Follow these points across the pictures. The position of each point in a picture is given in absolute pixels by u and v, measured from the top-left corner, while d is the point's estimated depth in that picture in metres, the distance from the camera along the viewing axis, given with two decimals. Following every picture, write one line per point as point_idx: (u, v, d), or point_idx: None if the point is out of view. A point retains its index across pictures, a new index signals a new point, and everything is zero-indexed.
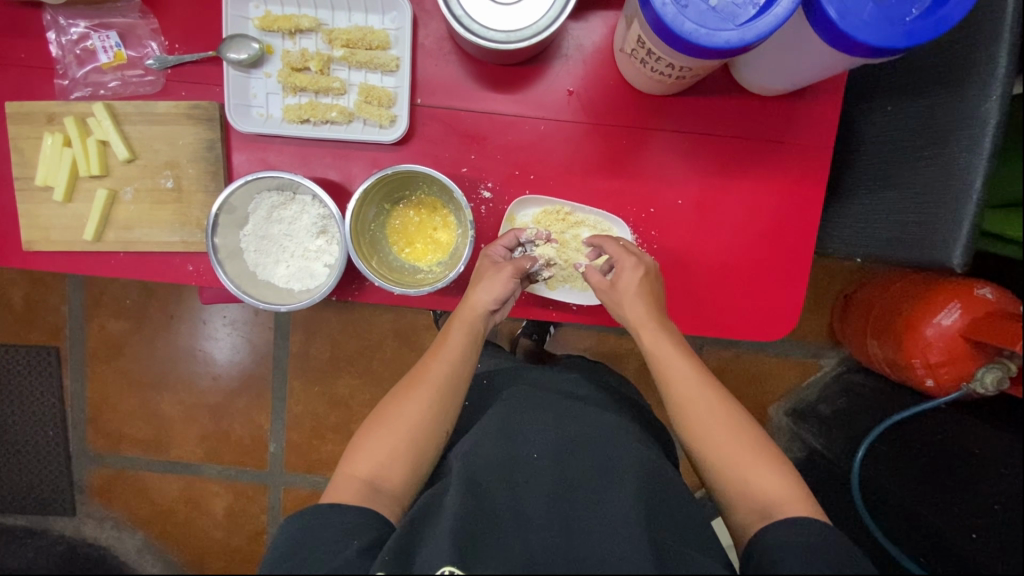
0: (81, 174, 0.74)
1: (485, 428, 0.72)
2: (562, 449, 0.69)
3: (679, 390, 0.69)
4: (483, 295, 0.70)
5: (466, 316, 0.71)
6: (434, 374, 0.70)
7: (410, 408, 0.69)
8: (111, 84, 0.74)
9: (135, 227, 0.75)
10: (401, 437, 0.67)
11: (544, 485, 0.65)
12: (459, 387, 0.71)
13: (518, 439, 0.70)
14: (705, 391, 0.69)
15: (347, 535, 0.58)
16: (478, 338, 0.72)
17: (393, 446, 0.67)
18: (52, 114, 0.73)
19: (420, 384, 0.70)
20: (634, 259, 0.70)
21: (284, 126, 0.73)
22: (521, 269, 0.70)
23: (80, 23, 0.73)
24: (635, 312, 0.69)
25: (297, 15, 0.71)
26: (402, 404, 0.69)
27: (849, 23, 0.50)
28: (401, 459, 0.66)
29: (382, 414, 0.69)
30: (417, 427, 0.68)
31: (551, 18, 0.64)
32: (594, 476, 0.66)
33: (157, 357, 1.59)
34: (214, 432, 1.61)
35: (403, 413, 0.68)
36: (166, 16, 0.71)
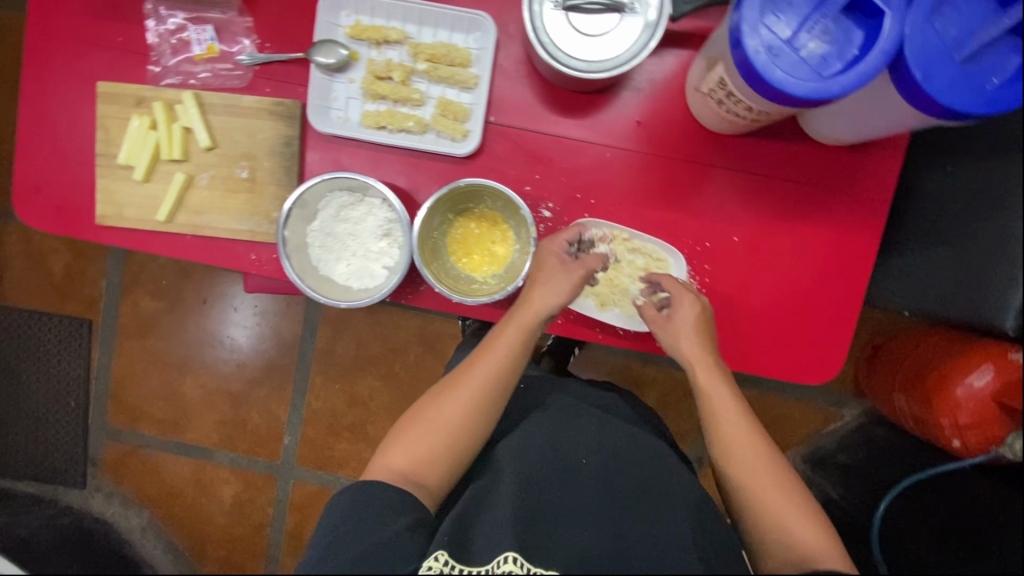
0: (161, 157, 0.77)
1: (533, 433, 0.77)
2: (610, 463, 0.73)
3: (728, 428, 0.70)
4: (540, 294, 0.70)
5: (522, 318, 0.71)
6: (479, 380, 0.72)
7: (451, 409, 0.71)
8: (201, 75, 0.77)
9: (206, 212, 0.78)
10: (445, 436, 0.70)
11: (591, 491, 0.71)
12: (501, 392, 0.73)
13: (568, 445, 0.76)
14: (752, 437, 0.70)
15: (395, 511, 0.63)
16: (531, 338, 0.72)
17: (430, 445, 0.70)
18: (141, 97, 0.77)
19: (468, 385, 0.72)
20: (692, 294, 0.72)
21: (361, 130, 0.75)
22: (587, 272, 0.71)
23: (179, 14, 0.77)
24: (691, 347, 0.70)
25: (386, 28, 0.74)
26: (446, 406, 0.71)
27: (934, 86, 0.52)
28: (438, 458, 0.69)
29: (424, 413, 0.72)
30: (461, 425, 0.71)
31: (633, 54, 0.66)
32: (642, 485, 0.71)
33: (185, 338, 1.62)
34: (231, 419, 1.62)
35: (446, 414, 0.71)
36: (262, 16, 0.75)
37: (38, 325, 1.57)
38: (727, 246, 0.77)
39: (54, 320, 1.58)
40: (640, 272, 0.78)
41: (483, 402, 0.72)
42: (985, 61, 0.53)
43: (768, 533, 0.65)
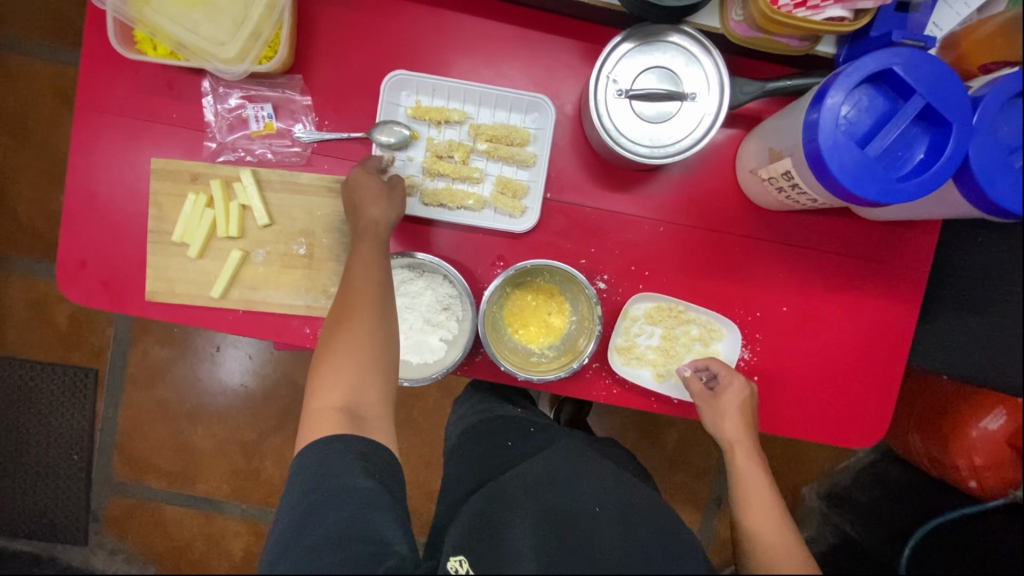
0: (217, 234, 0.76)
1: (552, 478, 0.73)
2: (627, 509, 0.68)
3: (749, 490, 0.67)
4: (375, 210, 0.70)
5: (365, 228, 0.69)
6: (361, 286, 0.67)
7: (358, 317, 0.65)
8: (259, 151, 0.77)
9: (262, 288, 0.77)
10: (360, 349, 0.64)
11: (606, 530, 0.64)
12: (388, 293, 0.68)
13: (580, 493, 0.70)
14: (774, 510, 0.65)
15: (359, 468, 0.57)
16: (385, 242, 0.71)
17: (353, 366, 0.64)
18: (197, 174, 0.76)
19: (365, 287, 0.67)
20: (741, 380, 0.74)
21: (420, 207, 0.76)
22: (395, 181, 0.73)
23: (237, 92, 0.77)
24: (734, 431, 0.71)
25: (447, 108, 0.75)
26: (349, 316, 0.65)
27: (998, 189, 0.55)
28: (368, 379, 0.64)
29: (330, 342, 0.65)
30: (374, 338, 0.65)
31: (696, 140, 0.69)
32: (652, 526, 0.66)
33: (196, 387, 1.58)
34: (243, 470, 1.58)
35: (349, 334, 0.65)
36: (323, 96, 0.75)
37: (41, 376, 1.52)
38: (773, 314, 0.80)
39: (57, 370, 1.52)
40: (694, 341, 0.80)
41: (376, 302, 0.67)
42: None
43: None
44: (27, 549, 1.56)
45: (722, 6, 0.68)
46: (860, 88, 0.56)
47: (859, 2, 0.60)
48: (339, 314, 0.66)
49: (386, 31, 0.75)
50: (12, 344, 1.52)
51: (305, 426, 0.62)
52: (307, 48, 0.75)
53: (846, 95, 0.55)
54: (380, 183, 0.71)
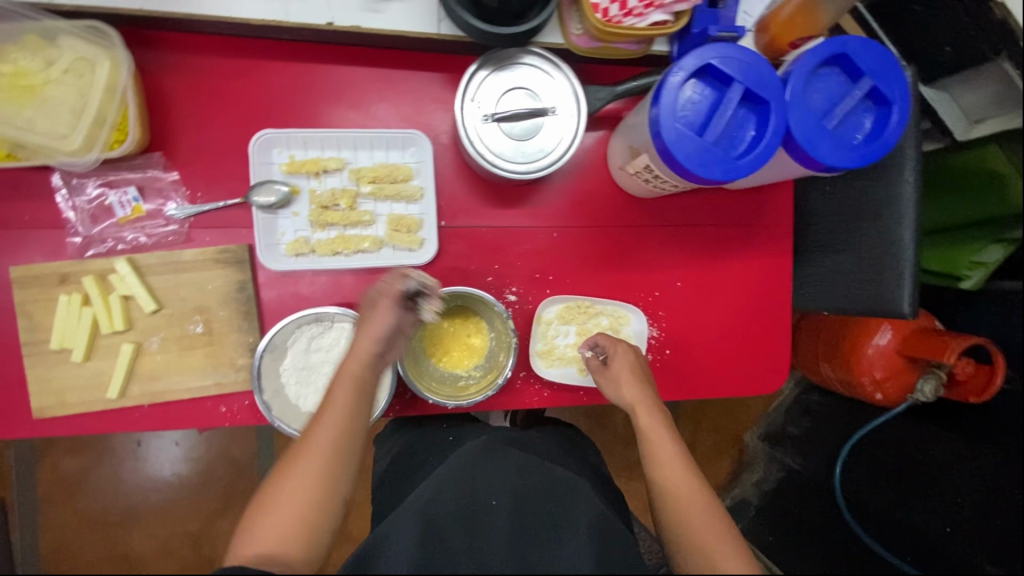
0: (102, 331, 0.71)
1: (443, 474, 0.69)
2: (520, 496, 0.66)
3: (662, 456, 0.71)
4: (369, 339, 0.67)
5: (352, 369, 0.66)
6: (322, 442, 0.63)
7: (304, 471, 0.61)
8: (131, 237, 0.73)
9: (165, 377, 0.73)
10: (293, 505, 0.60)
11: (498, 534, 0.62)
12: (354, 446, 0.64)
13: (477, 487, 0.66)
14: (685, 468, 0.70)
15: None
16: (371, 383, 0.68)
17: (286, 521, 0.59)
18: (65, 274, 0.71)
19: (324, 444, 0.63)
20: (624, 346, 0.79)
21: (317, 260, 0.76)
22: (396, 295, 0.69)
23: (93, 180, 0.72)
24: (632, 394, 0.75)
25: (323, 158, 0.75)
26: (297, 468, 0.62)
27: (818, 150, 0.63)
28: (302, 531, 0.59)
29: (273, 486, 0.61)
30: (311, 496, 0.61)
31: (565, 148, 0.73)
32: (549, 517, 0.65)
33: (123, 489, 1.46)
34: (194, 564, 1.47)
35: (287, 485, 0.61)
36: (190, 168, 0.73)
37: None
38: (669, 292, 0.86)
39: None
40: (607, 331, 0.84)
41: (332, 461, 0.63)
42: (849, 123, 0.65)
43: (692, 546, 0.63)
44: None
45: (562, 22, 0.73)
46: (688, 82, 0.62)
47: (676, 6, 0.67)
48: (288, 462, 0.63)
49: (242, 92, 0.74)
50: None
51: (222, 573, 0.58)
52: (160, 123, 0.72)
53: (676, 90, 0.61)
54: (392, 312, 0.68)
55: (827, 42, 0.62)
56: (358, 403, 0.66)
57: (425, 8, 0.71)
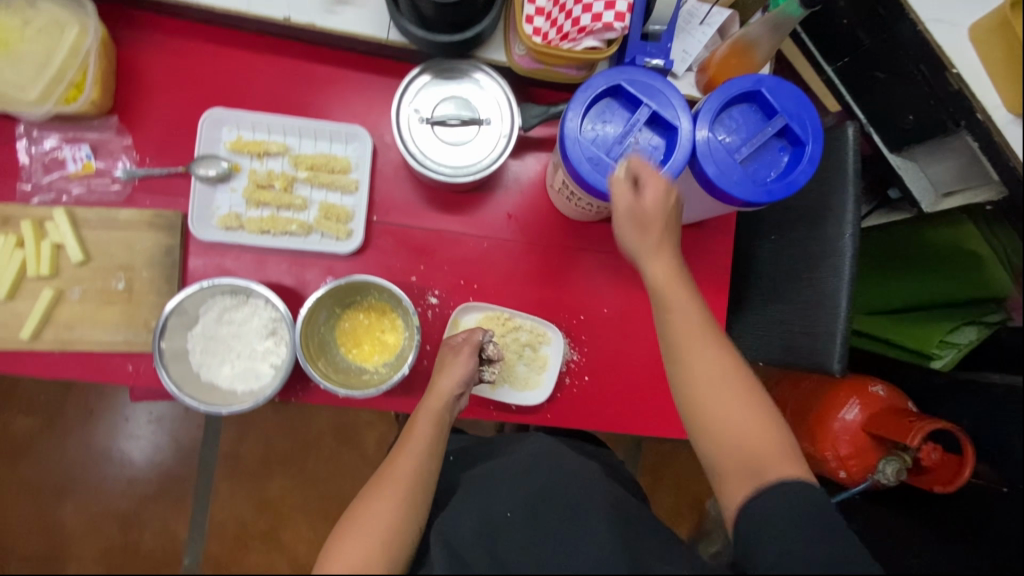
0: (28, 274, 0.75)
1: (464, 503, 0.72)
2: (532, 501, 0.71)
3: (702, 372, 0.64)
4: (445, 380, 0.76)
5: (432, 403, 0.76)
6: (403, 471, 0.71)
7: (389, 498, 0.69)
8: (76, 191, 0.78)
9: (78, 327, 0.75)
10: (380, 533, 0.66)
11: (520, 540, 0.66)
12: (426, 484, 0.72)
13: (492, 502, 0.71)
14: (711, 337, 0.65)
15: None
16: (443, 426, 0.76)
17: (368, 546, 0.64)
18: (7, 216, 0.75)
19: (407, 478, 0.71)
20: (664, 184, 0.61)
21: (245, 236, 0.78)
22: (475, 344, 0.77)
23: (53, 135, 0.77)
24: (659, 258, 0.65)
25: (267, 141, 0.79)
26: (386, 496, 0.69)
27: (725, 181, 0.63)
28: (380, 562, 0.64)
29: (356, 513, 0.68)
30: (394, 525, 0.67)
31: (492, 158, 0.75)
32: (568, 515, 0.68)
33: (67, 458, 1.46)
34: (121, 545, 1.47)
35: (376, 511, 0.67)
36: (142, 135, 0.78)
37: None
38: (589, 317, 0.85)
39: None
40: (524, 347, 0.83)
41: (415, 494, 0.70)
42: (763, 160, 0.66)
43: (726, 441, 0.62)
44: None
45: (506, 42, 0.77)
46: (601, 102, 0.64)
47: (606, 34, 0.69)
48: (374, 494, 0.69)
49: (205, 73, 0.79)
50: None
51: None
52: (124, 91, 0.77)
53: (585, 111, 0.63)
54: (469, 360, 0.76)
55: (734, 81, 0.65)
56: (431, 444, 0.74)
57: (378, 17, 0.76)
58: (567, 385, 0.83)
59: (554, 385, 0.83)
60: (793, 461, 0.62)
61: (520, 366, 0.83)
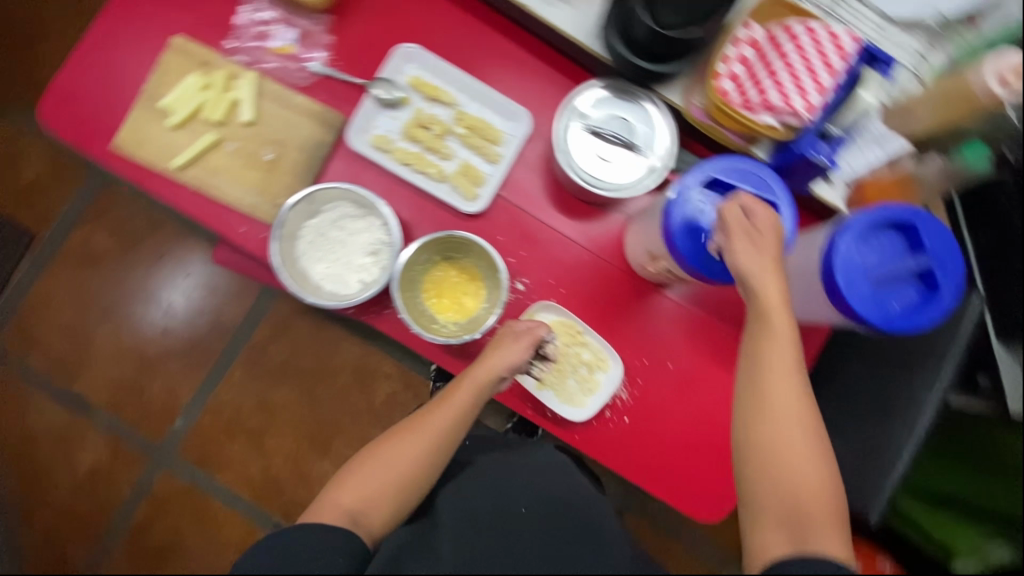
0: (201, 115, 0.83)
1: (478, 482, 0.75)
2: (548, 505, 0.71)
3: (772, 404, 0.61)
4: (498, 358, 0.77)
5: (479, 376, 0.76)
6: (437, 423, 0.75)
7: (409, 449, 0.74)
8: (268, 63, 0.85)
9: (218, 176, 0.82)
10: (393, 481, 0.72)
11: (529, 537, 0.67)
12: (449, 449, 0.75)
13: (511, 492, 0.73)
14: (797, 384, 0.62)
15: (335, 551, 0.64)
16: (482, 397, 0.77)
17: (381, 485, 0.72)
18: (207, 62, 0.84)
19: (433, 440, 0.74)
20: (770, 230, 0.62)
21: (387, 160, 0.84)
22: (535, 336, 0.79)
23: (271, 11, 0.86)
24: (771, 289, 0.61)
25: (442, 89, 0.86)
26: (412, 450, 0.74)
27: (851, 296, 0.64)
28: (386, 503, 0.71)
29: (378, 452, 0.75)
30: (414, 474, 0.73)
31: (634, 185, 0.79)
32: (580, 526, 0.69)
33: (122, 286, 1.56)
34: (129, 383, 1.55)
35: (400, 457, 0.73)
36: (342, 41, 0.85)
37: None
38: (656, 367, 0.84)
39: None
40: (582, 364, 0.85)
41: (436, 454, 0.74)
42: (892, 288, 0.66)
43: (770, 489, 0.61)
44: None
45: (687, 89, 0.80)
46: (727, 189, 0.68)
47: (787, 117, 0.73)
48: (400, 441, 0.74)
49: (415, 10, 0.86)
50: None
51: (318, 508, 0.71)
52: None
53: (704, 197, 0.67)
54: (524, 350, 0.78)
55: (889, 207, 0.66)
56: (464, 412, 0.76)
57: (585, 22, 0.81)
58: (606, 418, 0.84)
59: (595, 412, 0.84)
60: (835, 531, 0.60)
61: (571, 381, 0.85)
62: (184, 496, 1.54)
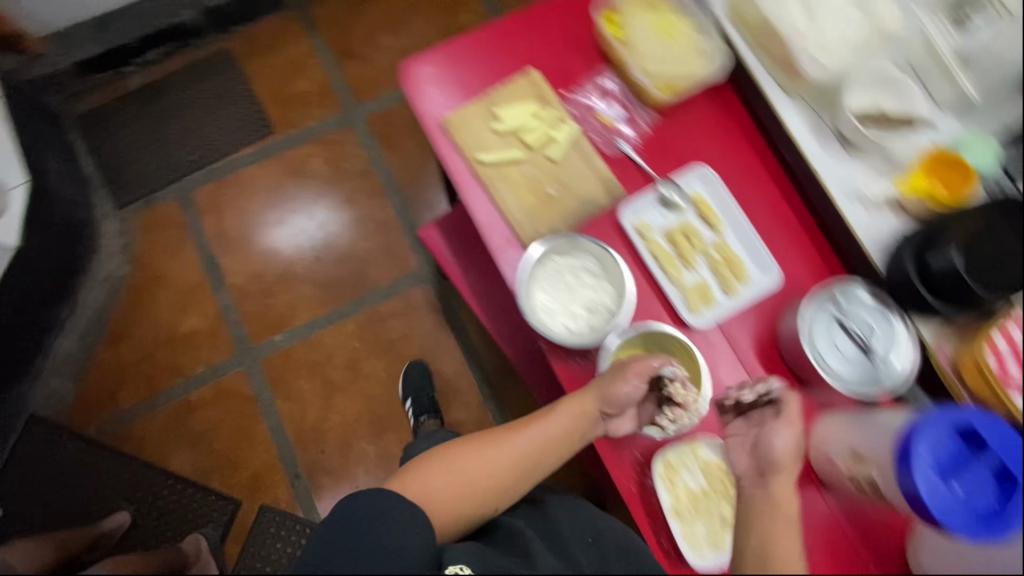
0: (520, 134, 0.94)
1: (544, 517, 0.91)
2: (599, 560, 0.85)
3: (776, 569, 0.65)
4: (602, 391, 0.85)
5: (569, 409, 0.87)
6: (512, 444, 0.89)
7: (489, 468, 0.88)
8: (590, 123, 0.97)
9: (505, 185, 0.93)
10: (468, 491, 0.87)
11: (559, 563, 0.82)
12: (512, 470, 0.88)
13: (566, 532, 0.89)
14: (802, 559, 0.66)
15: (391, 516, 0.80)
16: (560, 433, 0.88)
17: (447, 479, 0.87)
18: (546, 96, 0.97)
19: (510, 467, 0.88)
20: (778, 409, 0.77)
21: (642, 246, 0.91)
22: (646, 367, 0.84)
23: (614, 85, 0.98)
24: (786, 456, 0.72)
25: (715, 215, 0.93)
26: (491, 468, 0.88)
27: None
28: (451, 502, 0.86)
29: (456, 451, 0.91)
30: (481, 481, 0.87)
31: (853, 390, 0.83)
32: None
33: (308, 205, 1.75)
34: (262, 282, 1.68)
35: (470, 463, 0.88)
36: (657, 138, 0.96)
37: (246, 107, 1.79)
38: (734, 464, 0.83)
39: (259, 113, 1.79)
40: (716, 515, 0.88)
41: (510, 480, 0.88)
42: None
43: None
44: (91, 170, 1.72)
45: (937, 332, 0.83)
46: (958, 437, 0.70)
47: None
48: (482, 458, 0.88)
49: (727, 146, 0.96)
50: (255, 71, 1.81)
51: (401, 481, 0.89)
52: (676, 108, 0.96)
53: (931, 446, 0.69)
54: (636, 385, 0.84)
55: None
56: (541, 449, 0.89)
57: (877, 231, 0.86)
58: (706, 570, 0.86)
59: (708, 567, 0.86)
60: None
61: (700, 526, 0.87)
62: (240, 401, 1.60)
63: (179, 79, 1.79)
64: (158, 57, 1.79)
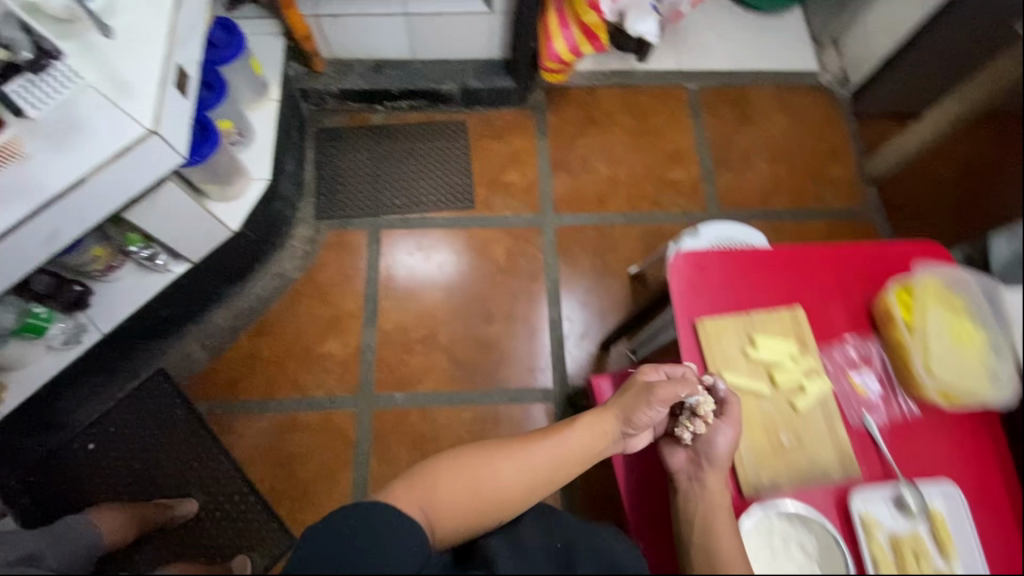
0: (771, 369, 0.94)
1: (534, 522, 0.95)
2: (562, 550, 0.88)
3: None
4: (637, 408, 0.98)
5: (591, 421, 1.02)
6: (530, 460, 0.99)
7: (494, 476, 0.96)
8: (841, 384, 0.95)
9: (741, 412, 0.91)
10: (478, 499, 0.94)
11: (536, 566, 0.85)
12: (527, 481, 0.98)
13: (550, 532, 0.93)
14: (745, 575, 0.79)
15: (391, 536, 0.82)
16: (577, 451, 1.01)
17: (462, 484, 0.94)
18: (808, 341, 0.95)
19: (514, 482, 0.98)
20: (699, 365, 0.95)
21: (864, 543, 0.84)
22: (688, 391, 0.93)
23: (876, 358, 0.97)
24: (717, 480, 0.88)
25: (954, 541, 0.83)
26: (495, 475, 0.96)
27: None
28: (459, 506, 0.92)
29: (468, 458, 0.98)
30: (494, 491, 0.95)
31: None
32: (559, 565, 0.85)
33: (475, 282, 1.82)
34: (407, 334, 1.73)
35: (485, 468, 0.96)
36: (905, 430, 0.92)
37: (458, 178, 1.93)
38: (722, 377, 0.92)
39: (467, 188, 1.92)
40: None
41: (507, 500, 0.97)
42: None
43: None
44: (309, 177, 1.88)
45: None
46: None
47: None
48: (486, 465, 0.97)
49: (978, 466, 0.90)
50: (480, 151, 1.97)
51: (411, 476, 0.95)
52: (934, 409, 0.93)
53: None
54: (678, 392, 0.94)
55: None
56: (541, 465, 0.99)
57: None
58: None
59: None
60: None
61: None
62: (340, 440, 1.61)
63: (415, 132, 1.96)
64: (405, 108, 1.97)
